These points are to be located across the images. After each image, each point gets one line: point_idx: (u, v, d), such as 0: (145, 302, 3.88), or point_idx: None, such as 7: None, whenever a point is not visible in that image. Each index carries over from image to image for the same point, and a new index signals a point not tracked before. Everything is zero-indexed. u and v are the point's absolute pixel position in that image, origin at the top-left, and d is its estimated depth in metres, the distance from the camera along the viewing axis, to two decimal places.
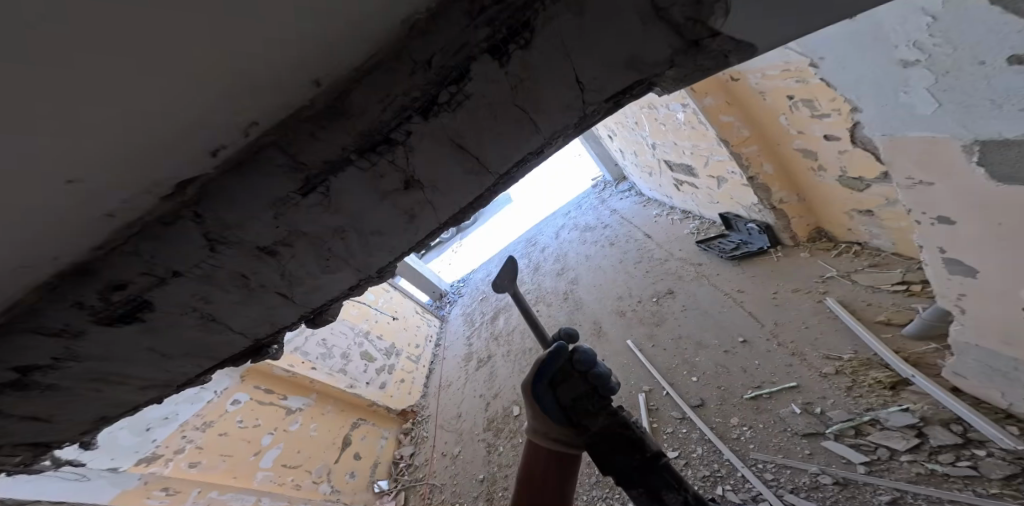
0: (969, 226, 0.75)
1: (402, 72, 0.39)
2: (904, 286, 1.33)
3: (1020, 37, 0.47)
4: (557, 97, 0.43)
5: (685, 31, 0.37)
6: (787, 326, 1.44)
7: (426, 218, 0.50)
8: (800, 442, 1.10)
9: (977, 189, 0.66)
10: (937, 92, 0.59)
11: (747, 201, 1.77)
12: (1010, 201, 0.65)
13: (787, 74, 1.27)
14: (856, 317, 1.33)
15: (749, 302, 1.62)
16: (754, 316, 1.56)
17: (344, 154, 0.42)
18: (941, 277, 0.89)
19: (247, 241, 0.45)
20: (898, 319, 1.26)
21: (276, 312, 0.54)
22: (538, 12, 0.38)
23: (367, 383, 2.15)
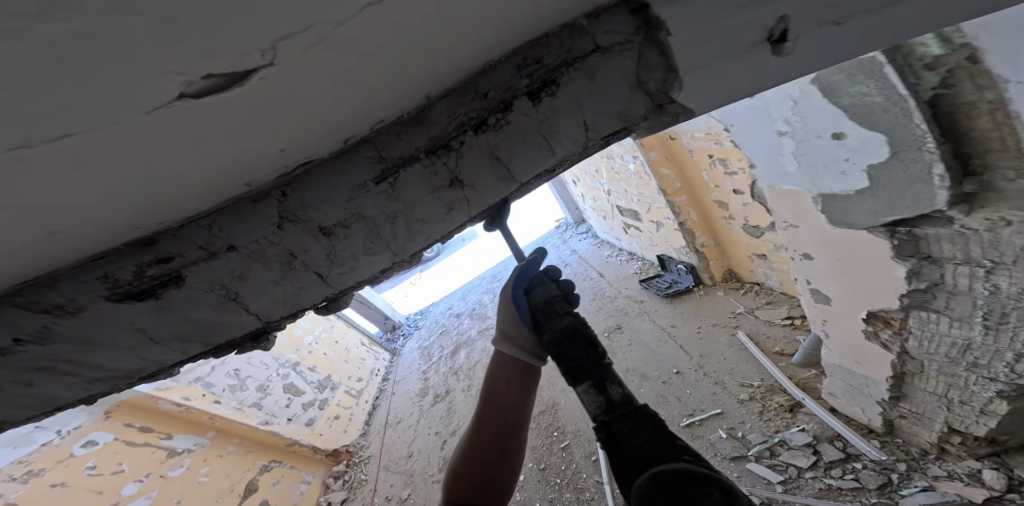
0: (822, 260, 1.00)
1: (465, 99, 0.46)
2: (790, 320, 1.63)
3: (842, 123, 0.66)
4: (570, 133, 0.48)
5: (655, 96, 0.46)
6: (710, 358, 1.68)
7: (462, 215, 0.50)
8: (729, 465, 1.28)
9: (822, 228, 0.92)
10: (797, 153, 0.79)
11: (678, 245, 2.09)
12: (844, 241, 0.90)
13: (709, 136, 1.57)
14: (759, 348, 1.60)
15: (679, 336, 1.87)
16: (684, 349, 1.80)
17: (414, 152, 0.46)
18: (810, 303, 1.14)
19: (315, 219, 0.45)
20: (789, 349, 1.53)
21: (302, 293, 0.47)
22: (565, 75, 0.45)
23: (289, 419, 1.95)
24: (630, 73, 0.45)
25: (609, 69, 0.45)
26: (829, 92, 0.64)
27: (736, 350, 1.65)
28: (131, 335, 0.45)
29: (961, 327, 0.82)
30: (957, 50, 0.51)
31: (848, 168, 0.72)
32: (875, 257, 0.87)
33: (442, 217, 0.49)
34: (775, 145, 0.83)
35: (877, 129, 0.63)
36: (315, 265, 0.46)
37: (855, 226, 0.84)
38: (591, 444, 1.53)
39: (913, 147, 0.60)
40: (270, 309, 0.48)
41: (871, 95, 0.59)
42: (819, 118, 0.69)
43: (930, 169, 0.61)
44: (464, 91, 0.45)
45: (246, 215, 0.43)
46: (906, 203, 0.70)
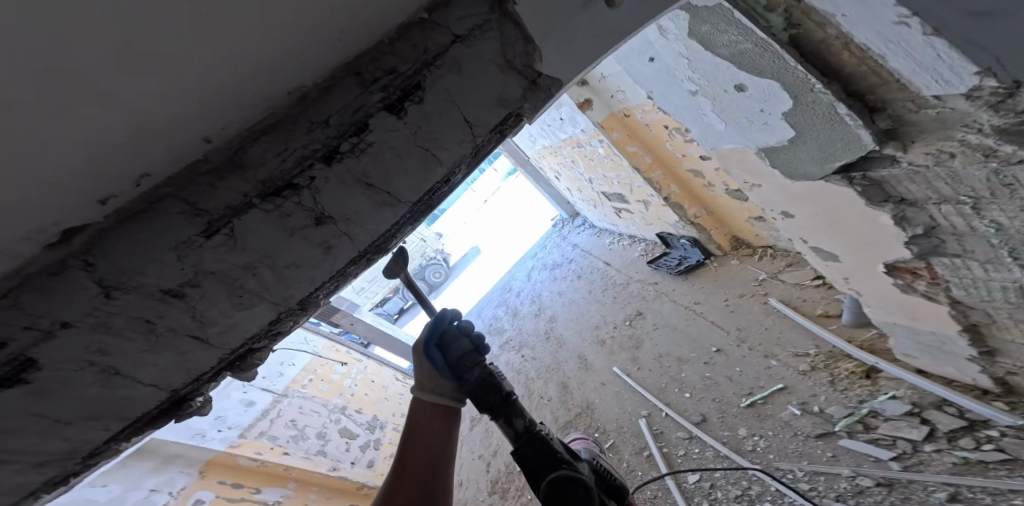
0: (804, 219, 0.95)
1: (299, 131, 0.45)
2: (820, 279, 1.57)
3: (738, 74, 0.67)
4: (453, 135, 0.50)
5: (525, 73, 0.52)
6: (750, 329, 1.57)
7: (345, 251, 0.47)
8: (816, 444, 1.11)
9: (785, 185, 0.87)
10: (719, 111, 0.79)
11: (672, 219, 2.14)
12: (823, 199, 0.84)
13: (654, 109, 1.73)
14: (800, 313, 1.51)
15: (707, 313, 1.78)
16: (718, 325, 1.69)
17: (245, 199, 0.43)
18: (824, 264, 1.08)
19: (149, 282, 0.40)
20: (833, 310, 1.44)
21: (189, 361, 0.43)
22: (428, 75, 0.49)
23: (352, 463, 2.10)
24: (500, 54, 0.51)
25: (473, 56, 0.50)
26: (707, 46, 0.66)
27: (776, 322, 1.54)
28: (29, 422, 0.37)
29: (998, 268, 0.71)
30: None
31: (768, 119, 0.71)
32: (847, 207, 0.81)
33: (319, 256, 0.45)
34: (696, 105, 0.83)
35: (764, 76, 0.63)
36: (187, 328, 0.42)
37: (810, 179, 0.78)
38: (639, 439, 1.45)
39: (806, 89, 0.60)
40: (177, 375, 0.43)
41: (741, 42, 0.61)
42: (718, 71, 0.69)
43: (835, 109, 0.60)
44: (285, 128, 0.45)
45: (62, 287, 0.38)
46: (839, 149, 0.67)
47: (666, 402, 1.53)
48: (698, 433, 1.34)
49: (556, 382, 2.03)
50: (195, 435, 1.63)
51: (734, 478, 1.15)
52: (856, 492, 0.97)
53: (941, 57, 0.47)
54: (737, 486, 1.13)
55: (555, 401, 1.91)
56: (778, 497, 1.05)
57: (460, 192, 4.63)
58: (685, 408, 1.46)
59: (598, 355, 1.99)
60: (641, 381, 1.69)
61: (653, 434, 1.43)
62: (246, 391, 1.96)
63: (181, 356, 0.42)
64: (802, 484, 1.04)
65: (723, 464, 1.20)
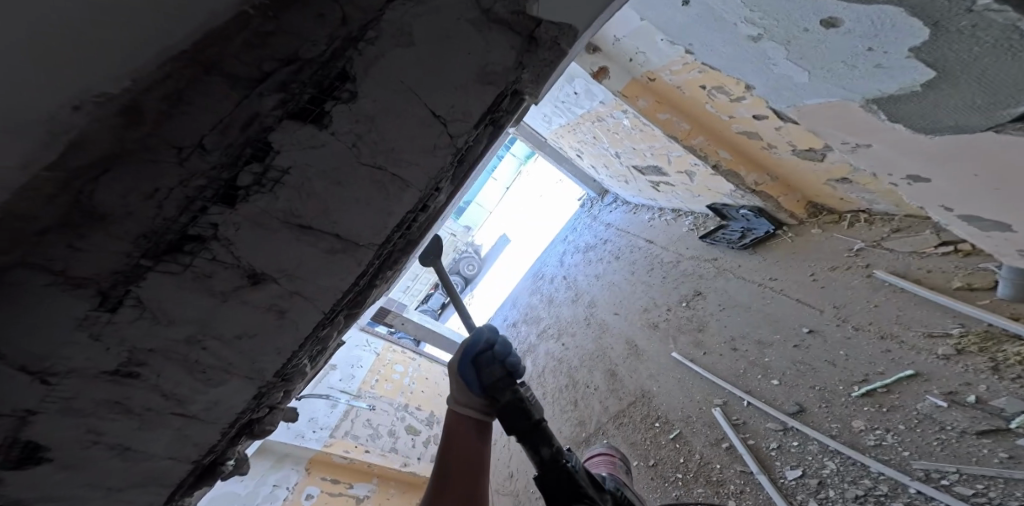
0: (947, 181, 0.68)
1: (168, 160, 0.32)
2: (952, 248, 1.28)
3: (816, 8, 0.49)
4: (419, 137, 0.40)
5: (517, 26, 0.41)
6: (853, 307, 1.31)
7: (304, 312, 0.42)
8: (980, 444, 0.88)
9: (908, 142, 0.63)
10: (798, 60, 0.60)
11: (725, 189, 1.84)
12: (977, 157, 0.58)
13: (689, 66, 1.45)
14: (926, 286, 1.22)
15: (788, 290, 1.54)
16: (806, 302, 1.44)
17: (131, 260, 0.34)
18: (974, 231, 0.80)
19: (81, 369, 0.35)
20: (980, 282, 1.16)
21: (187, 435, 0.42)
22: (358, 55, 0.37)
23: (420, 458, 2.30)
24: (461, 13, 0.39)
25: (428, 14, 0.38)
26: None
27: (891, 295, 1.27)
28: (84, 490, 0.40)
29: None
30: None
31: (880, 61, 0.50)
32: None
33: (273, 326, 0.41)
34: (761, 54, 0.65)
35: (874, 4, 0.43)
36: (163, 406, 0.40)
37: (965, 128, 0.53)
38: (714, 430, 1.28)
39: (957, 12, 0.39)
40: (188, 439, 0.43)
41: None
42: (793, 5, 0.51)
43: (1016, 30, 0.38)
44: (134, 159, 0.31)
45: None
46: (1017, 84, 0.43)
47: (747, 389, 1.32)
48: (795, 425, 1.13)
49: (600, 370, 1.92)
50: (296, 436, 1.88)
51: (852, 475, 0.97)
52: None
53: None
54: (857, 486, 0.94)
55: (603, 390, 1.81)
56: (921, 501, 0.86)
57: (483, 181, 4.40)
58: (773, 397, 1.25)
59: (650, 341, 1.82)
60: (709, 366, 1.49)
61: (732, 425, 1.25)
62: (327, 394, 2.22)
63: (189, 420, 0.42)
64: (960, 488, 0.84)
65: (836, 460, 1.01)
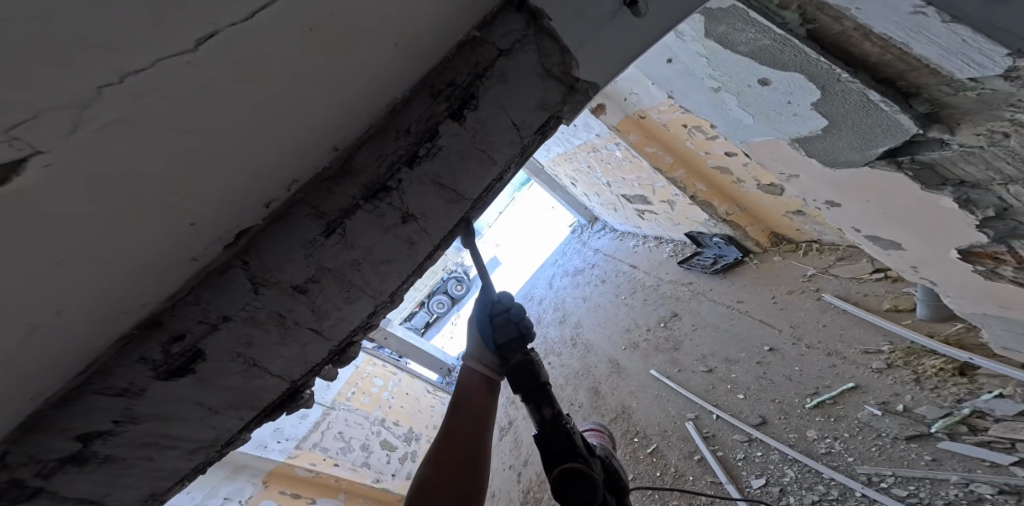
0: (852, 207, 0.91)
1: (389, 139, 0.63)
2: (883, 274, 1.54)
3: (757, 71, 0.69)
4: (506, 138, 0.63)
5: (564, 79, 0.62)
6: (805, 327, 1.54)
7: (424, 244, 0.64)
8: (909, 447, 1.06)
9: (822, 174, 0.85)
10: (747, 108, 0.81)
11: (701, 219, 2.10)
12: (869, 189, 0.81)
13: (674, 108, 1.73)
14: (864, 308, 1.47)
15: (753, 311, 1.76)
16: (768, 323, 1.66)
17: (353, 202, 0.62)
18: (881, 253, 1.03)
19: (284, 280, 0.60)
20: (904, 303, 1.41)
21: (307, 351, 0.62)
22: (482, 85, 0.63)
23: (393, 474, 2.30)
24: (535, 66, 0.62)
25: (515, 66, 0.62)
26: (726, 45, 0.69)
27: (836, 316, 1.51)
28: (192, 409, 0.57)
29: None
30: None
31: (798, 111, 0.71)
32: (899, 193, 0.78)
33: (404, 253, 0.63)
34: (721, 102, 0.86)
35: (788, 69, 0.64)
36: (306, 322, 0.61)
37: (854, 165, 0.76)
38: (687, 443, 1.42)
39: (833, 80, 0.60)
40: (297, 362, 0.61)
41: (759, 39, 0.62)
42: (741, 69, 0.71)
43: (867, 97, 0.59)
44: (370, 143, 0.63)
45: (228, 288, 0.58)
46: (879, 133, 0.64)
47: (715, 403, 1.50)
48: (759, 436, 1.30)
49: (585, 387, 2.05)
50: (258, 446, 1.86)
51: (808, 482, 1.11)
52: (972, 500, 0.90)
53: (966, 42, 0.47)
54: (813, 491, 1.08)
55: (586, 407, 1.93)
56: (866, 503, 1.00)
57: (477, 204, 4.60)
58: (739, 410, 1.43)
59: (631, 359, 1.99)
60: (683, 382, 1.67)
61: (703, 437, 1.40)
62: None
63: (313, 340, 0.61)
64: (896, 489, 0.99)
65: (795, 469, 1.15)
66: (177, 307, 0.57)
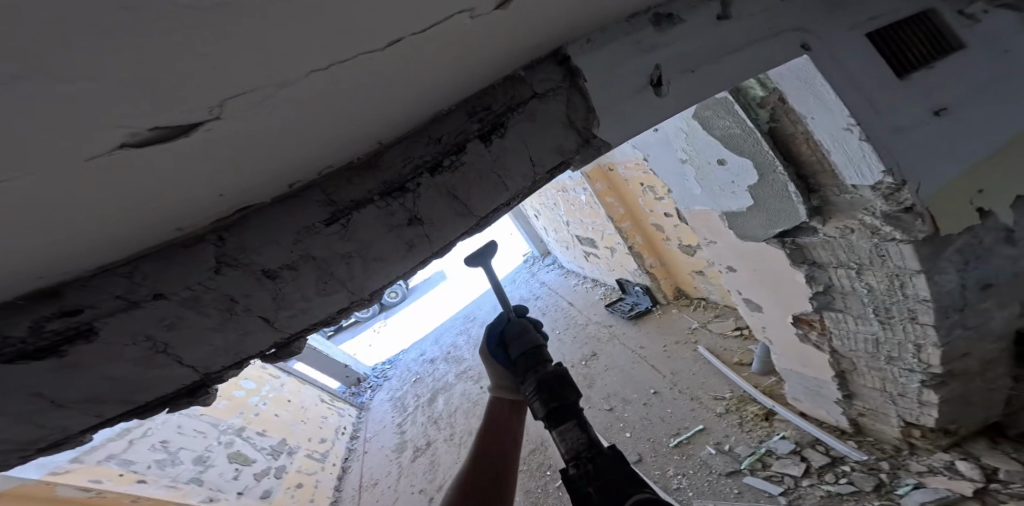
0: (745, 272, 1.18)
1: (419, 144, 0.69)
2: (739, 331, 1.90)
3: (720, 153, 0.90)
4: (521, 170, 0.69)
5: (581, 133, 0.69)
6: (682, 374, 1.83)
7: (422, 248, 0.67)
8: (727, 482, 1.32)
9: (735, 243, 1.09)
10: (700, 181, 1.02)
11: (630, 268, 2.42)
12: (757, 256, 1.09)
13: (637, 166, 2.03)
14: (720, 359, 1.82)
15: (652, 359, 2.00)
16: (657, 369, 1.93)
17: (369, 195, 0.66)
18: (749, 314, 1.36)
19: (257, 262, 0.60)
20: (746, 358, 1.76)
21: (248, 337, 0.59)
22: (512, 117, 0.69)
23: (239, 493, 1.99)
24: (562, 115, 0.69)
25: (544, 110, 0.69)
26: (704, 126, 0.88)
27: (699, 364, 1.84)
28: (29, 400, 0.51)
29: (863, 321, 1.04)
30: (771, 92, 0.76)
31: (735, 189, 0.93)
32: (777, 263, 1.06)
33: (402, 253, 0.66)
34: (682, 171, 1.06)
35: (743, 156, 0.87)
36: (260, 310, 0.60)
37: (755, 240, 1.01)
38: None
39: (770, 170, 0.85)
40: (210, 357, 0.58)
41: (732, 127, 0.84)
42: (706, 147, 0.92)
43: (786, 187, 0.84)
44: (401, 144, 0.69)
45: (183, 264, 0.57)
46: (780, 218, 0.91)
47: (610, 440, 1.65)
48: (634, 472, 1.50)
49: None
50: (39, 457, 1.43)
51: None
52: None
53: (864, 157, 0.70)
54: None
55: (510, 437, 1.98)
56: None
57: None
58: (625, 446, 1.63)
59: None
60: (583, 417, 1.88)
61: None
62: None
63: (253, 332, 0.60)
64: None
65: None
66: (106, 279, 0.54)
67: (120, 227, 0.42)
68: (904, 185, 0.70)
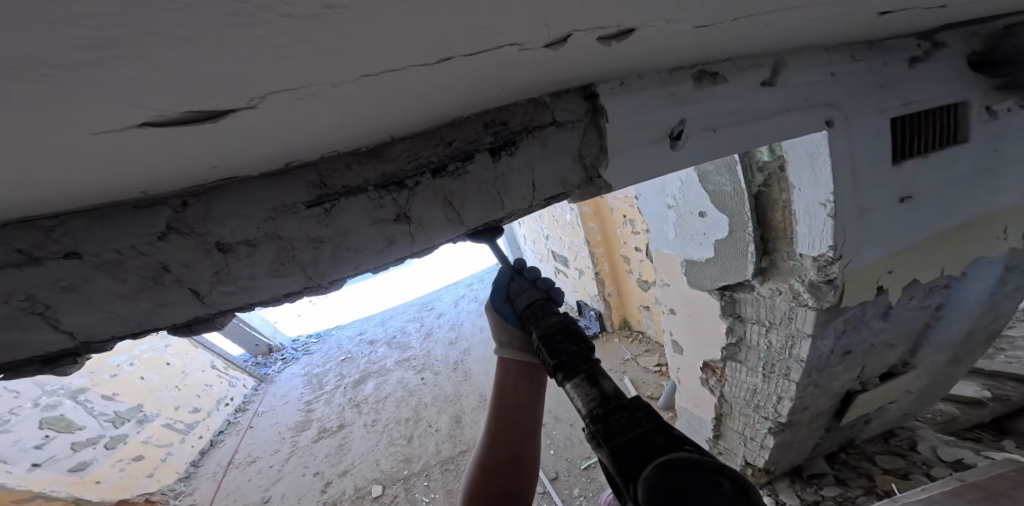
0: (683, 315, 1.38)
1: (430, 142, 0.62)
2: (659, 368, 2.25)
3: (705, 205, 1.05)
4: (521, 192, 0.67)
5: (587, 169, 0.69)
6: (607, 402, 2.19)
7: (403, 246, 0.63)
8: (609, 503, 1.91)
9: (685, 289, 1.32)
10: (679, 228, 1.17)
11: (591, 293, 2.68)
12: (696, 303, 1.30)
13: (628, 199, 2.15)
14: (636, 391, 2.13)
15: None
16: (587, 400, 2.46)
17: (363, 184, 0.59)
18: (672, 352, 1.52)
19: (212, 235, 0.53)
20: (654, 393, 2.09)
21: (161, 311, 0.52)
22: (525, 137, 0.66)
23: (42, 462, 2.49)
24: (574, 150, 0.68)
25: (558, 139, 0.67)
26: (701, 179, 1.02)
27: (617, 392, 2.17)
28: None
29: (751, 374, 1.25)
30: (775, 159, 0.90)
31: (704, 241, 1.11)
32: (710, 318, 1.27)
33: (381, 247, 0.62)
34: (664, 215, 1.20)
35: (723, 213, 1.04)
36: (193, 282, 0.53)
37: (704, 287, 1.22)
38: None
39: (742, 229, 1.02)
40: (109, 329, 0.51)
41: (726, 185, 0.99)
42: (695, 198, 1.07)
43: (747, 246, 1.03)
44: (412, 139, 0.61)
45: (119, 223, 0.49)
46: (727, 272, 1.11)
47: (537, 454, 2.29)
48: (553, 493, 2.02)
49: (449, 414, 2.99)
50: None
51: None
52: None
53: (822, 229, 0.89)
54: None
55: (443, 433, 2.84)
56: None
57: None
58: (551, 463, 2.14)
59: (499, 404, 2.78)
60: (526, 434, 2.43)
61: None
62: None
63: (173, 307, 0.52)
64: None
65: None
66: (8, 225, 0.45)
67: (49, 186, 0.34)
68: (841, 259, 0.90)
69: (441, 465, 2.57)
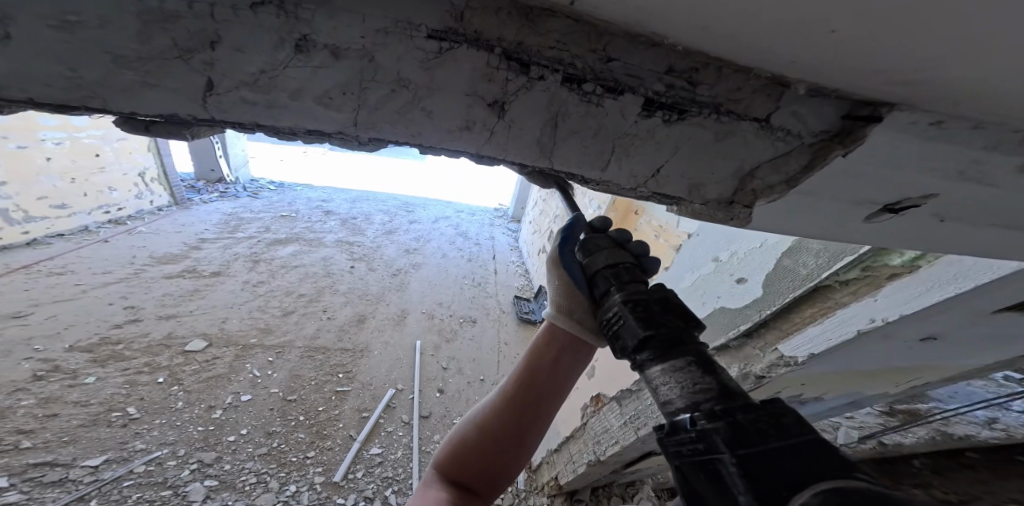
0: None
1: (601, 46, 0.48)
2: None
3: (753, 277, 1.08)
4: (643, 166, 0.59)
5: (735, 191, 0.62)
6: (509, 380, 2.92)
7: (474, 137, 0.54)
8: None
9: None
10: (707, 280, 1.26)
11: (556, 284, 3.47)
12: None
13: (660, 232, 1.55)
14: None
15: (501, 358, 3.11)
16: (499, 364, 3.05)
17: (491, 43, 0.47)
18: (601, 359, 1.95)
19: (310, 26, 0.42)
20: None
21: (172, 87, 0.43)
22: (693, 112, 0.54)
23: None
24: (752, 162, 0.59)
25: (733, 136, 0.56)
26: (785, 252, 0.99)
27: None
28: None
29: (615, 417, 1.67)
30: (899, 267, 0.84)
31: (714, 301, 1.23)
32: None
33: (466, 133, 0.54)
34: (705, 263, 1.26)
35: (759, 290, 1.07)
36: (234, 73, 0.44)
37: None
38: (372, 403, 2.51)
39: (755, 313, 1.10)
40: (37, 86, 0.41)
41: (804, 265, 0.96)
42: (745, 267, 1.11)
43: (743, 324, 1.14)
44: (590, 27, 0.46)
45: None
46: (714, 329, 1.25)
47: (422, 391, 2.68)
48: (412, 422, 2.44)
49: (354, 311, 3.26)
50: None
51: (398, 464, 2.20)
52: None
53: (823, 339, 0.95)
54: (394, 469, 2.16)
55: (331, 324, 3.07)
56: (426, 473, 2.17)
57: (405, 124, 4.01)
58: (427, 402, 2.62)
59: (420, 326, 3.27)
60: (421, 364, 2.89)
61: (388, 404, 2.52)
62: None
63: (166, 93, 0.44)
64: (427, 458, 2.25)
65: (400, 452, 2.26)
66: None
67: None
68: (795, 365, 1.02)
69: (304, 351, 2.76)
